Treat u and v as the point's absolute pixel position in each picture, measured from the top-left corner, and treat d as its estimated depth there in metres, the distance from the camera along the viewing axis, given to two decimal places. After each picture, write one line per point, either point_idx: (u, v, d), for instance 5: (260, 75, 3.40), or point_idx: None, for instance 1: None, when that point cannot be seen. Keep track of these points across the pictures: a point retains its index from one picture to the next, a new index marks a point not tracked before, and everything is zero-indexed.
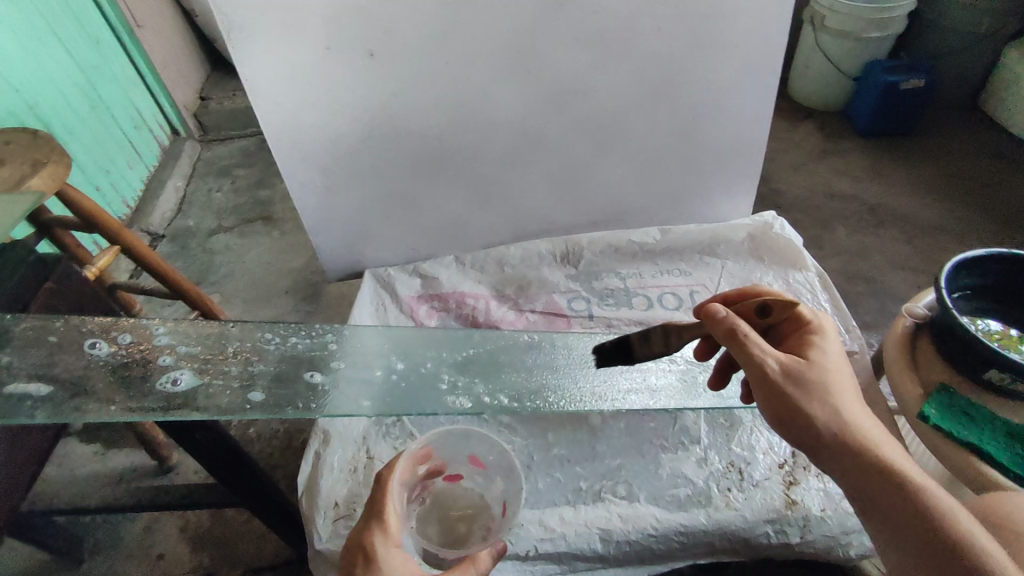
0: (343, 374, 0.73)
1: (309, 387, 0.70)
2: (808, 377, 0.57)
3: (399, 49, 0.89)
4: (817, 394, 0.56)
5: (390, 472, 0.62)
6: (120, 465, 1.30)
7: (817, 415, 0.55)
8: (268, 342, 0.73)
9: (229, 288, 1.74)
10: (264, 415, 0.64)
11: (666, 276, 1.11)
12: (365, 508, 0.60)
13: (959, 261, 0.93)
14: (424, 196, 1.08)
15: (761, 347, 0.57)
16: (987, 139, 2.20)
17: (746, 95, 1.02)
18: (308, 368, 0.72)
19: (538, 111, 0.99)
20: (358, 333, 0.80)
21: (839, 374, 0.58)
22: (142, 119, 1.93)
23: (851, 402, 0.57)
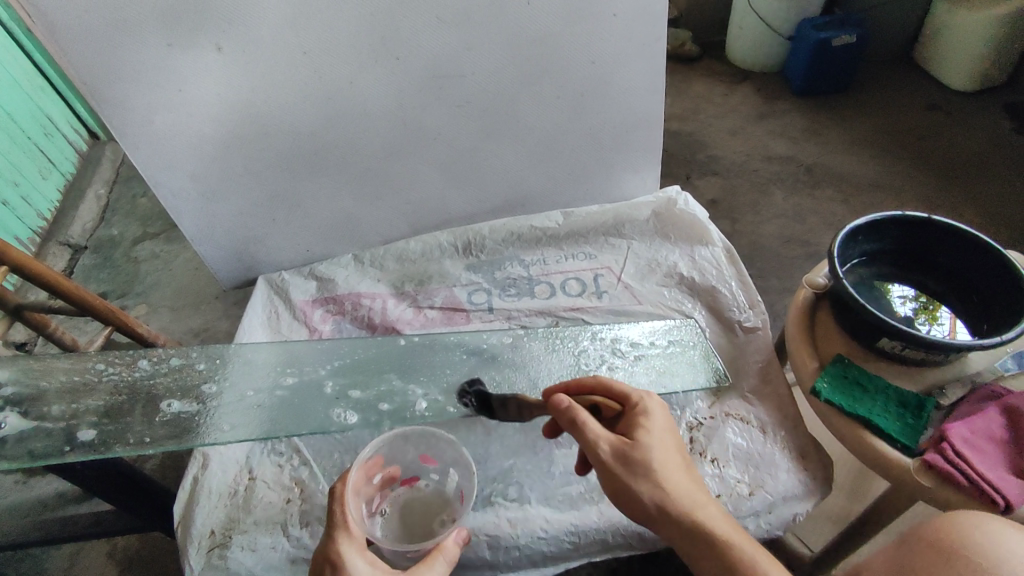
0: (210, 400, 0.75)
1: (163, 419, 0.72)
2: (640, 457, 0.61)
3: (247, 38, 0.81)
4: (636, 467, 0.60)
5: (346, 483, 0.66)
6: (40, 493, 1.20)
7: (639, 491, 0.59)
8: (102, 375, 0.75)
9: (154, 298, 1.66)
10: (85, 456, 0.68)
11: (571, 261, 1.07)
12: (328, 519, 0.63)
13: (855, 227, 0.88)
14: (310, 194, 1.02)
15: (591, 430, 0.63)
16: (923, 92, 2.18)
17: (633, 69, 0.98)
18: (167, 398, 0.75)
19: (414, 97, 0.93)
20: (214, 351, 0.80)
21: (666, 450, 0.62)
22: (53, 124, 1.80)
23: (674, 475, 0.60)
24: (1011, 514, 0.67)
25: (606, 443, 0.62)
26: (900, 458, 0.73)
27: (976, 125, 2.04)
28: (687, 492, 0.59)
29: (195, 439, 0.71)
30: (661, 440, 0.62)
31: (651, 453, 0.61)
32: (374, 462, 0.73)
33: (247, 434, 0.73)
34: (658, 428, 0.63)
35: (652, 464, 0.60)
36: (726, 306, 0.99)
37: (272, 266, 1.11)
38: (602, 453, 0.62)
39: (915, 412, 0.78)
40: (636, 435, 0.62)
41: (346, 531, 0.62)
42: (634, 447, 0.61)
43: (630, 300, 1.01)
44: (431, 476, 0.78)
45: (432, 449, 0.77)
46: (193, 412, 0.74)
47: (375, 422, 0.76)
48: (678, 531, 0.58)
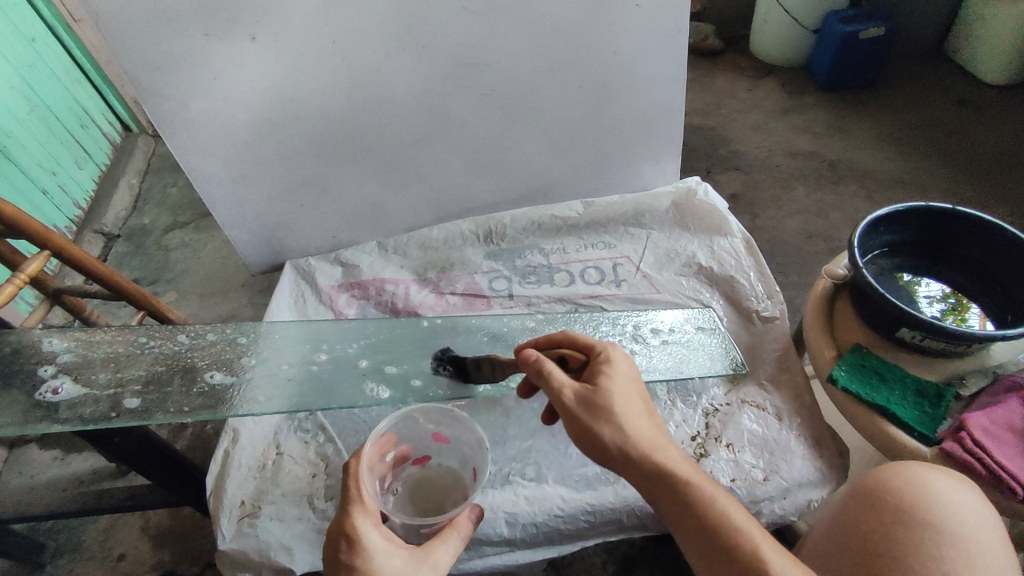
0: (251, 374, 0.79)
1: (207, 389, 0.76)
2: (603, 403, 0.61)
3: (279, 27, 0.84)
4: (602, 414, 0.61)
5: (359, 460, 0.66)
6: (79, 470, 1.25)
7: (604, 435, 0.60)
8: (144, 347, 0.79)
9: (185, 285, 1.71)
10: (131, 422, 0.72)
11: (590, 250, 1.09)
12: (342, 495, 0.63)
13: (877, 218, 0.89)
14: (337, 181, 1.05)
15: (557, 380, 0.64)
16: (953, 86, 2.14)
17: (656, 59, 0.99)
18: (210, 369, 0.78)
19: (438, 87, 0.95)
20: (247, 328, 0.84)
21: (627, 398, 0.62)
22: (89, 116, 1.86)
23: (637, 421, 0.61)
24: None
25: (569, 389, 0.63)
26: (918, 446, 0.74)
27: (1008, 120, 2.00)
28: (648, 434, 0.61)
29: (236, 409, 0.75)
30: (624, 392, 0.63)
31: (612, 398, 0.62)
32: (387, 439, 0.75)
33: (285, 404, 0.77)
34: (622, 376, 0.65)
35: (613, 410, 0.61)
36: (744, 296, 1.00)
37: (299, 252, 1.15)
38: (566, 401, 0.62)
39: (932, 401, 0.78)
40: (599, 381, 0.63)
41: (361, 506, 0.62)
42: (598, 393, 0.62)
43: (648, 288, 1.03)
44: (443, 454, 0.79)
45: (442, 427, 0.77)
46: (231, 384, 0.77)
47: (407, 394, 0.81)
48: (646, 475, 0.60)
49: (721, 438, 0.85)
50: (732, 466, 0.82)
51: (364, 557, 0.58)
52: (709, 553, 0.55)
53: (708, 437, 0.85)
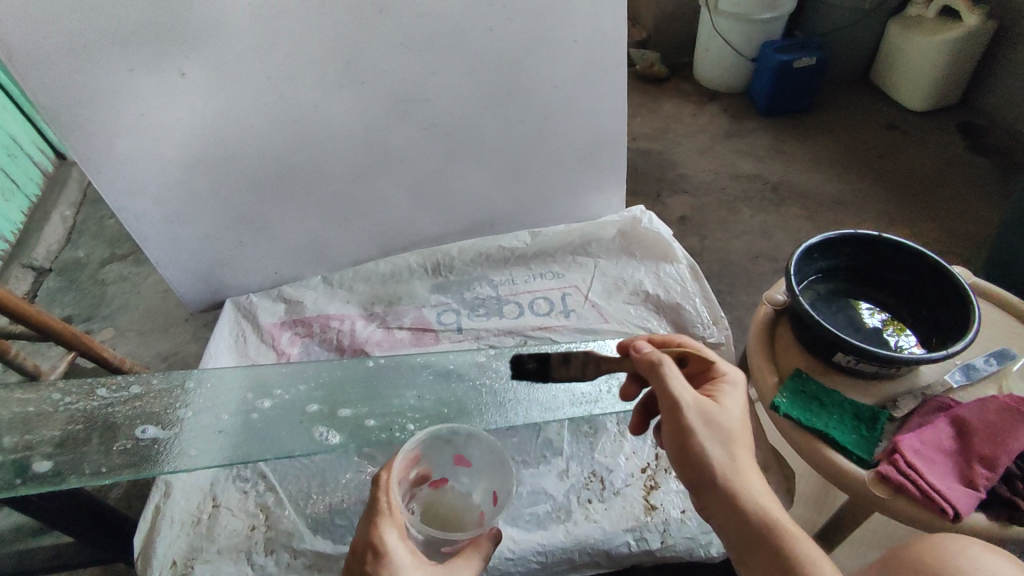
0: (189, 426, 0.78)
1: (140, 443, 0.75)
2: (721, 422, 0.60)
3: (210, 61, 0.82)
4: (714, 432, 0.59)
5: (391, 470, 0.63)
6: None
7: (711, 457, 0.58)
8: (61, 404, 0.77)
9: (124, 321, 1.63)
10: (42, 488, 0.70)
11: (539, 280, 1.08)
12: (371, 505, 0.60)
13: (810, 245, 0.92)
14: (277, 217, 1.02)
15: (676, 385, 0.61)
16: (880, 111, 2.27)
17: (595, 92, 1.01)
18: (142, 424, 0.77)
19: (379, 120, 0.94)
20: (174, 377, 0.82)
21: (742, 427, 0.61)
22: (18, 145, 1.76)
23: (746, 459, 0.59)
24: (959, 521, 0.70)
25: (694, 398, 0.60)
26: (856, 470, 0.75)
27: (932, 144, 2.12)
28: (753, 476, 0.59)
29: (174, 464, 0.74)
30: (737, 418, 0.61)
31: (730, 421, 0.60)
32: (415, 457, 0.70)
33: (223, 457, 0.76)
34: (733, 402, 0.62)
35: (730, 435, 0.60)
36: (690, 322, 1.01)
37: (239, 288, 1.11)
38: (683, 406, 0.60)
39: (869, 424, 0.80)
40: (721, 401, 0.62)
41: (391, 518, 0.60)
42: (717, 411, 0.61)
43: (597, 318, 1.03)
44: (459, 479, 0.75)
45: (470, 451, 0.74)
46: (153, 440, 0.76)
47: (356, 436, 0.80)
48: (728, 512, 0.58)
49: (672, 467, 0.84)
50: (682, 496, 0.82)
51: (389, 570, 0.56)
52: None
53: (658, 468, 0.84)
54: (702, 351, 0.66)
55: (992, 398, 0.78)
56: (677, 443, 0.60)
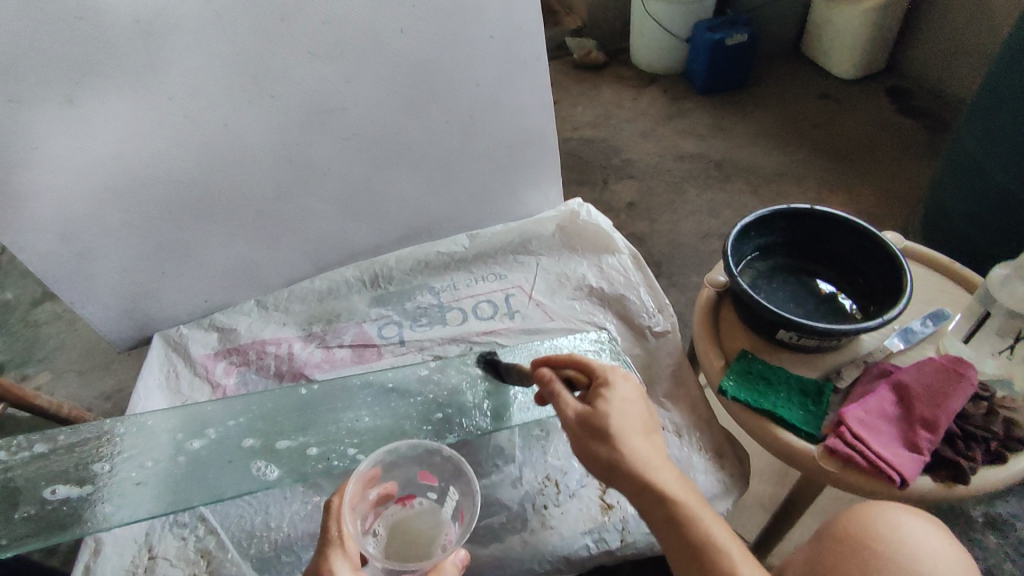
0: (105, 479, 0.75)
1: (50, 508, 0.72)
2: (599, 422, 0.60)
3: (101, 84, 0.76)
4: (599, 434, 0.59)
5: (342, 496, 0.64)
6: None
7: (601, 453, 0.59)
8: None
9: (59, 363, 1.54)
10: None
11: (481, 283, 1.06)
12: (321, 535, 0.61)
13: (746, 223, 0.92)
14: (198, 243, 0.97)
15: (564, 397, 0.64)
16: (814, 82, 2.31)
17: (519, 88, 0.99)
18: (53, 484, 0.74)
19: (295, 134, 0.90)
20: (83, 430, 0.78)
21: (628, 421, 0.60)
22: None
23: (637, 452, 0.58)
24: (906, 487, 0.70)
25: (572, 409, 0.62)
26: (806, 446, 0.75)
27: (864, 110, 2.17)
28: (647, 459, 0.58)
29: (90, 525, 0.71)
30: (631, 413, 0.61)
31: (609, 418, 0.60)
32: (373, 475, 0.71)
33: (147, 509, 0.73)
34: (621, 399, 0.62)
35: (608, 429, 0.59)
36: (635, 313, 1.00)
37: (168, 321, 1.05)
38: (569, 419, 0.62)
39: (816, 398, 0.80)
40: (596, 402, 0.62)
41: (341, 548, 0.60)
42: (595, 414, 0.61)
43: (542, 317, 1.01)
44: (429, 496, 0.75)
45: (432, 468, 0.76)
46: (60, 503, 0.73)
47: (296, 467, 0.76)
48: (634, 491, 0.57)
49: None
50: None
51: None
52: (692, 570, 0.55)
53: None
54: (585, 359, 0.68)
55: (929, 360, 0.78)
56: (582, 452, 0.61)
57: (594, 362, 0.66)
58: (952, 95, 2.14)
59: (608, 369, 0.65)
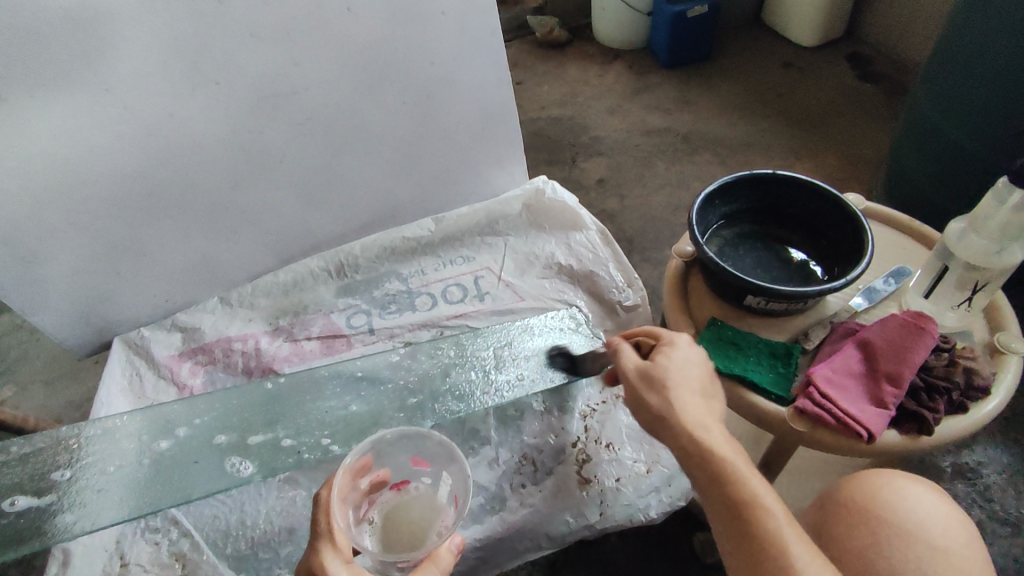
0: (65, 487, 0.73)
1: (6, 521, 0.71)
2: (658, 376, 0.62)
3: (30, 77, 0.73)
4: (654, 385, 0.62)
5: (331, 489, 0.62)
6: None
7: (652, 404, 0.61)
8: None
9: (22, 374, 1.49)
10: None
11: (449, 267, 1.04)
12: (311, 529, 0.59)
13: (710, 191, 0.92)
14: (153, 240, 0.94)
15: (624, 356, 0.66)
16: (776, 51, 2.32)
17: (475, 64, 0.97)
18: (10, 497, 0.73)
19: (246, 122, 0.87)
20: (38, 440, 0.76)
21: (684, 376, 0.62)
22: None
23: (683, 402, 0.60)
24: (874, 442, 0.72)
25: (633, 364, 0.65)
26: (776, 409, 0.76)
27: (825, 77, 2.19)
28: (695, 411, 0.60)
29: (51, 535, 0.70)
30: (687, 370, 0.63)
31: (668, 372, 0.62)
32: (362, 466, 0.69)
33: (110, 516, 0.71)
34: (683, 358, 0.64)
35: (665, 382, 0.62)
36: (605, 288, 1.00)
37: (129, 323, 1.01)
38: (630, 373, 0.65)
39: (784, 361, 0.81)
40: (658, 358, 0.64)
41: (331, 543, 0.58)
42: (656, 367, 0.63)
43: (513, 297, 1.00)
44: (422, 480, 0.75)
45: (425, 453, 0.76)
46: (18, 516, 0.71)
47: (268, 463, 0.75)
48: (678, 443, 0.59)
49: (602, 437, 0.82)
50: (615, 465, 0.80)
51: None
52: (728, 524, 0.55)
53: (588, 440, 0.81)
54: (655, 329, 0.70)
55: (892, 316, 0.80)
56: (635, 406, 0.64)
57: (663, 328, 0.69)
58: (910, 58, 2.17)
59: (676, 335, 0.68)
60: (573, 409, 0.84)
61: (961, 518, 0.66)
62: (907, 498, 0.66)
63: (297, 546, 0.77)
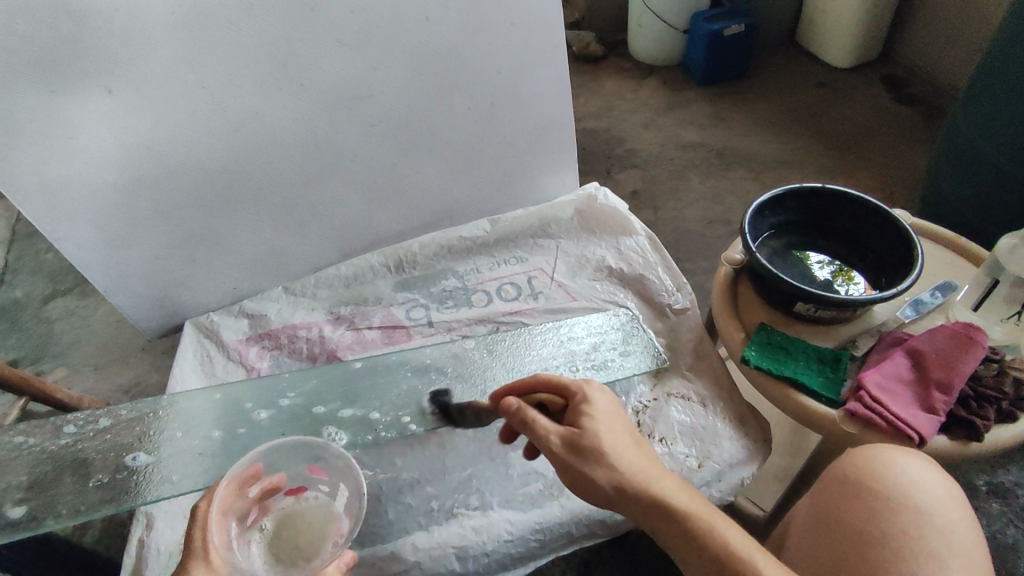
0: (176, 447, 0.81)
1: (125, 475, 0.78)
2: (588, 444, 0.61)
3: (133, 72, 0.79)
4: (591, 455, 0.60)
5: (209, 503, 0.64)
6: None
7: (596, 475, 0.59)
8: (33, 448, 0.80)
9: (76, 358, 1.55)
10: (26, 531, 0.73)
11: (503, 266, 1.09)
12: (186, 544, 0.61)
13: (761, 202, 0.95)
14: (228, 230, 0.99)
15: (538, 423, 0.63)
16: (809, 72, 2.35)
17: (538, 73, 1.01)
18: (130, 453, 0.80)
19: (323, 121, 0.92)
20: (147, 406, 0.84)
21: (616, 436, 0.62)
22: None
23: (626, 460, 0.60)
24: (924, 446, 0.74)
25: (554, 434, 0.62)
26: (826, 411, 0.79)
27: (859, 98, 2.22)
28: (637, 469, 0.59)
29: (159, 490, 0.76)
30: (607, 433, 0.62)
31: (597, 437, 0.61)
32: (249, 474, 0.72)
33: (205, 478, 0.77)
34: (601, 410, 0.64)
35: (600, 450, 0.61)
36: (656, 292, 1.03)
37: (198, 309, 1.07)
38: (555, 444, 0.62)
39: (833, 365, 0.84)
40: (577, 423, 0.63)
41: (204, 556, 0.60)
42: (581, 434, 0.62)
43: (565, 297, 1.04)
44: (320, 488, 0.77)
45: (321, 461, 0.77)
46: (133, 475, 0.78)
47: (350, 437, 0.81)
48: (642, 507, 0.58)
49: (654, 432, 0.87)
50: (667, 459, 0.84)
51: None
52: None
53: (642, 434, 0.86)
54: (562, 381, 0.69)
55: (942, 328, 0.82)
56: (567, 474, 0.62)
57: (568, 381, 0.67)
58: (945, 83, 2.19)
59: (586, 387, 0.67)
60: (626, 403, 0.89)
61: (954, 489, 0.67)
62: (895, 466, 0.68)
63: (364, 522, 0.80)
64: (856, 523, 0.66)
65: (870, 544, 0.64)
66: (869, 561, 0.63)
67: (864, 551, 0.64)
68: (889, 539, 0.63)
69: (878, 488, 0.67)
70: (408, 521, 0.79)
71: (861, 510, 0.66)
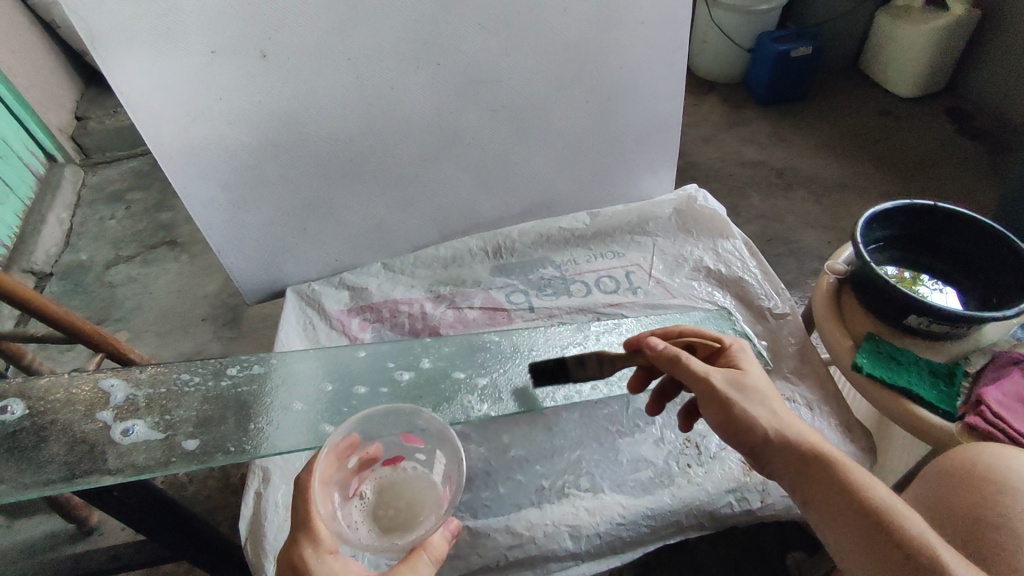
0: (326, 398, 0.78)
1: (281, 419, 0.75)
2: (750, 388, 0.62)
3: (290, 40, 0.81)
4: (750, 396, 0.62)
5: (312, 473, 0.58)
6: (30, 535, 1.06)
7: (753, 415, 0.61)
8: (188, 384, 0.75)
9: (138, 323, 1.49)
10: (189, 466, 0.68)
11: (601, 259, 1.11)
12: (290, 517, 0.56)
13: (871, 214, 0.96)
14: (342, 202, 1.01)
15: (691, 363, 0.65)
16: (872, 98, 2.35)
17: (656, 73, 1.03)
18: (285, 400, 0.77)
19: (452, 102, 0.94)
20: (287, 359, 0.81)
21: (769, 386, 0.64)
22: (11, 147, 1.62)
23: (784, 409, 0.62)
24: None
25: (715, 372, 0.63)
26: (942, 423, 0.80)
27: (924, 128, 2.21)
28: (799, 424, 0.61)
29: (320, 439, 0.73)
30: (766, 386, 0.63)
31: (757, 382, 0.63)
32: (346, 445, 0.62)
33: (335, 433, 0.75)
34: (756, 364, 0.66)
35: (763, 394, 0.62)
36: (754, 295, 1.04)
37: (298, 279, 1.09)
38: (712, 379, 0.63)
39: (947, 380, 0.84)
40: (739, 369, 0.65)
41: (310, 532, 0.54)
42: (746, 377, 0.63)
43: (664, 294, 1.05)
44: (416, 458, 0.66)
45: (415, 429, 0.67)
46: (282, 422, 0.74)
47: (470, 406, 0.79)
48: (788, 457, 0.59)
49: None
50: None
51: None
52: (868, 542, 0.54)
53: None
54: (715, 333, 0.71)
55: None
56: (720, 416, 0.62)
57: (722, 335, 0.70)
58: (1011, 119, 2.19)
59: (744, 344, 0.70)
60: None
61: None
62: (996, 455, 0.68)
63: (475, 493, 0.82)
64: (964, 512, 0.65)
65: (976, 526, 0.64)
66: (973, 542, 0.63)
67: (970, 535, 0.64)
68: (995, 522, 0.63)
69: (980, 475, 0.66)
70: (519, 496, 0.82)
71: (965, 498, 0.66)
